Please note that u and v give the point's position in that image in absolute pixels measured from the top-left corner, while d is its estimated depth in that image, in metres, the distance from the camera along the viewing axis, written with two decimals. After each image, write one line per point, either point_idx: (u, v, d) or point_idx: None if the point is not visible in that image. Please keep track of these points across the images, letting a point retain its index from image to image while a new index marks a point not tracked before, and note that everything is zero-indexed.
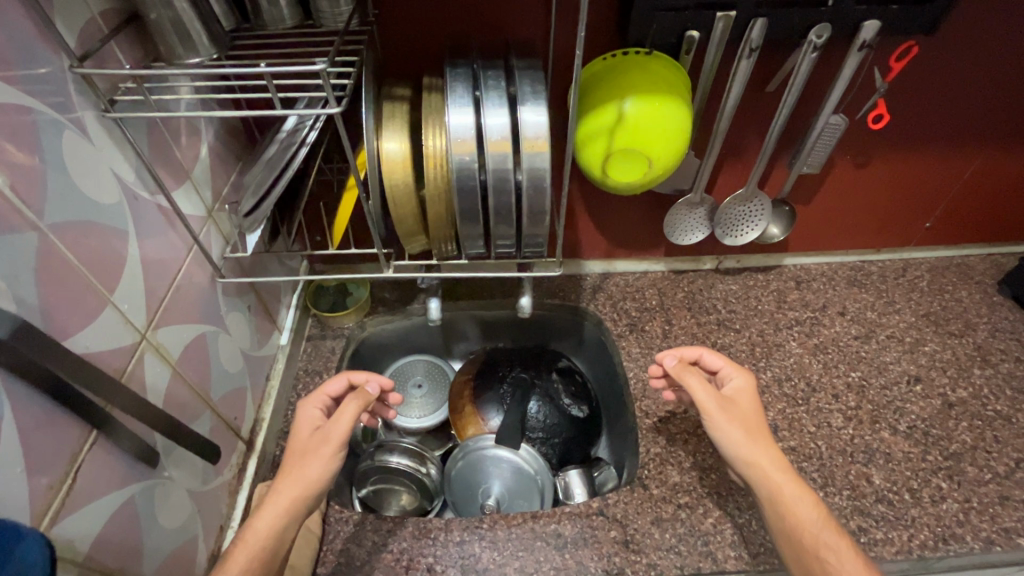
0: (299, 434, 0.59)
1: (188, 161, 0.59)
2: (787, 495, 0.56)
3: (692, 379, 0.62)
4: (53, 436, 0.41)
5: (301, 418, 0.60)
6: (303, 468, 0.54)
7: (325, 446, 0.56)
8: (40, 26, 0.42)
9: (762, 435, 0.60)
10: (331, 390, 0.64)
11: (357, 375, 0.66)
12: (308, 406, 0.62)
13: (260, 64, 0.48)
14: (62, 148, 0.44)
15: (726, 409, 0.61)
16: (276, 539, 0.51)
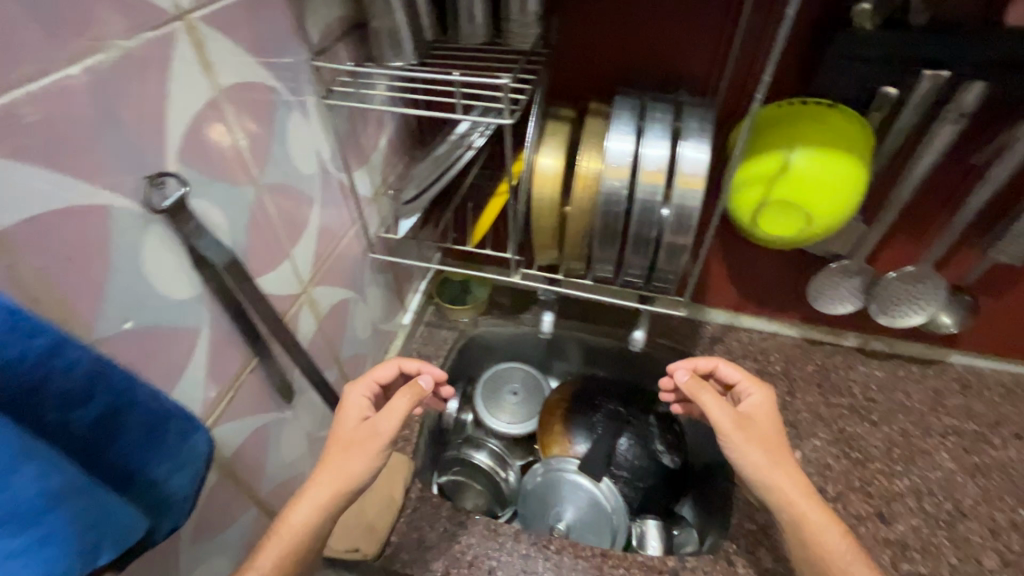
0: (345, 422, 0.57)
1: (370, 149, 0.68)
2: (821, 526, 0.50)
3: (707, 394, 0.56)
4: (230, 356, 0.49)
5: (349, 403, 0.59)
6: (346, 458, 0.53)
7: (371, 437, 0.54)
8: (295, 25, 0.51)
9: (785, 456, 0.53)
10: (380, 377, 0.64)
11: (410, 365, 0.66)
12: (357, 391, 0.61)
13: (453, 73, 0.53)
14: (287, 123, 0.53)
15: (742, 424, 0.54)
16: (309, 533, 0.50)
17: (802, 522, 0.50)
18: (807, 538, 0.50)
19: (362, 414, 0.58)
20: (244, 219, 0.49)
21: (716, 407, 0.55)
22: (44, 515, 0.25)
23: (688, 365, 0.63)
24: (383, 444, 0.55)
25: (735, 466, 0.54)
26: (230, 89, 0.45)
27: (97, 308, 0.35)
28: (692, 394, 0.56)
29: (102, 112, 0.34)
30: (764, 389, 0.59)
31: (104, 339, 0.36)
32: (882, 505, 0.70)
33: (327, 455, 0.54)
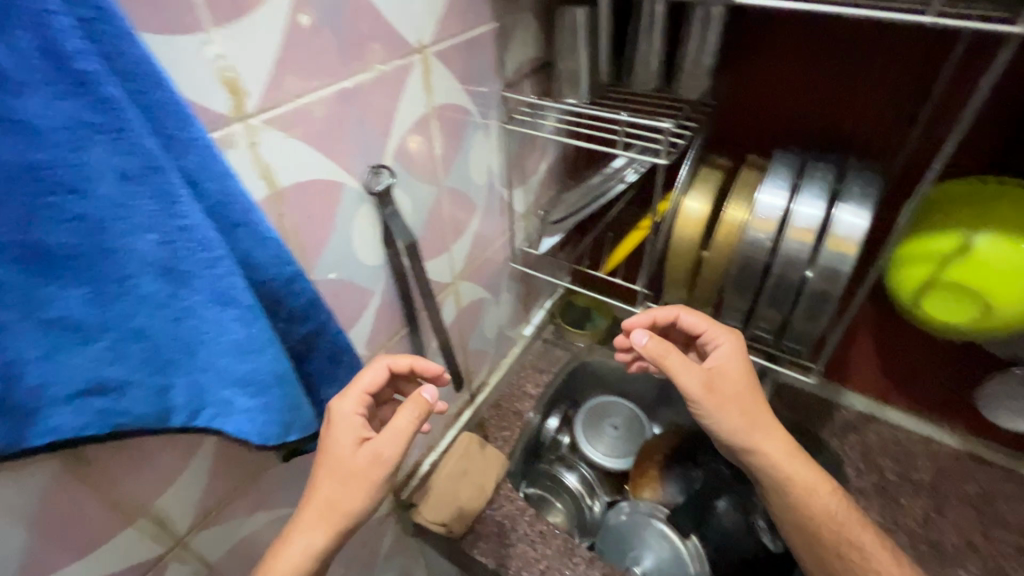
0: (338, 445, 0.44)
1: (532, 172, 0.76)
2: (812, 485, 0.52)
3: (677, 363, 0.54)
4: (389, 321, 0.59)
5: (333, 422, 0.45)
6: (343, 493, 0.43)
7: (371, 467, 0.44)
8: (496, 63, 0.62)
9: (756, 411, 0.54)
10: (370, 385, 0.47)
11: (399, 361, 0.52)
12: (342, 406, 0.45)
13: (620, 114, 0.59)
14: (472, 140, 0.63)
15: (711, 391, 0.53)
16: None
17: (790, 484, 0.52)
18: (795, 499, 0.52)
19: (354, 439, 0.44)
20: (425, 211, 0.59)
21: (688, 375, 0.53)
22: (269, 389, 0.35)
23: (649, 317, 0.60)
24: (387, 474, 0.44)
25: (708, 428, 0.54)
26: (440, 108, 0.55)
27: (318, 256, 0.47)
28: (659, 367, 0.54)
29: (357, 114, 0.45)
30: (726, 331, 0.57)
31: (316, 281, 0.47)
32: None
33: (319, 481, 0.44)
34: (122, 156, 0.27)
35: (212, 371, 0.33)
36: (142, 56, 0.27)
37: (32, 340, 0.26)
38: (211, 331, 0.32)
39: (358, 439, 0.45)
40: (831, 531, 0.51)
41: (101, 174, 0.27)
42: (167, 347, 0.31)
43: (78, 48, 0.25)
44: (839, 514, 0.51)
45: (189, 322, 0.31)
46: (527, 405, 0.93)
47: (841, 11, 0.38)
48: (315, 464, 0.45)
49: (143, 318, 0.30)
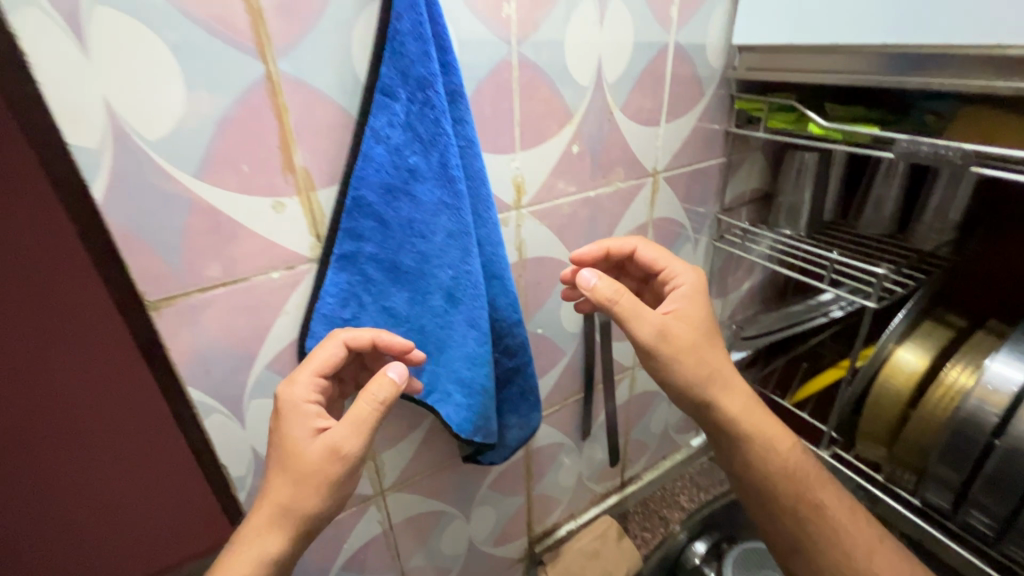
0: (293, 436, 0.41)
1: (733, 287, 0.80)
2: (771, 437, 0.52)
3: (640, 308, 0.47)
4: (570, 382, 0.69)
5: (290, 412, 0.41)
6: (303, 492, 0.40)
7: (328, 461, 0.41)
8: (718, 189, 0.70)
9: (717, 358, 0.50)
10: (323, 366, 0.41)
11: (358, 335, 0.42)
12: (297, 393, 0.41)
13: (834, 252, 0.61)
14: (681, 249, 0.71)
15: (668, 338, 0.48)
16: None
17: (760, 446, 0.51)
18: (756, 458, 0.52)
19: (309, 432, 0.41)
20: None
21: (655, 322, 0.47)
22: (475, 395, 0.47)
23: (603, 250, 0.54)
24: (347, 466, 0.41)
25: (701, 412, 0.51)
26: (658, 219, 0.66)
27: (534, 313, 0.60)
28: (617, 311, 0.47)
29: (592, 216, 0.59)
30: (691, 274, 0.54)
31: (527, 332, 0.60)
32: None
33: (275, 475, 0.41)
34: (453, 226, 0.41)
35: (448, 369, 0.46)
36: (480, 169, 0.42)
37: (366, 318, 0.43)
38: (457, 342, 0.45)
39: (310, 430, 0.41)
40: (790, 482, 0.51)
41: (437, 233, 0.41)
42: (428, 345, 0.46)
43: (454, 162, 0.40)
44: (797, 465, 0.52)
45: (448, 333, 0.45)
46: (676, 516, 0.90)
47: None
48: (272, 460, 0.42)
49: (424, 323, 0.44)
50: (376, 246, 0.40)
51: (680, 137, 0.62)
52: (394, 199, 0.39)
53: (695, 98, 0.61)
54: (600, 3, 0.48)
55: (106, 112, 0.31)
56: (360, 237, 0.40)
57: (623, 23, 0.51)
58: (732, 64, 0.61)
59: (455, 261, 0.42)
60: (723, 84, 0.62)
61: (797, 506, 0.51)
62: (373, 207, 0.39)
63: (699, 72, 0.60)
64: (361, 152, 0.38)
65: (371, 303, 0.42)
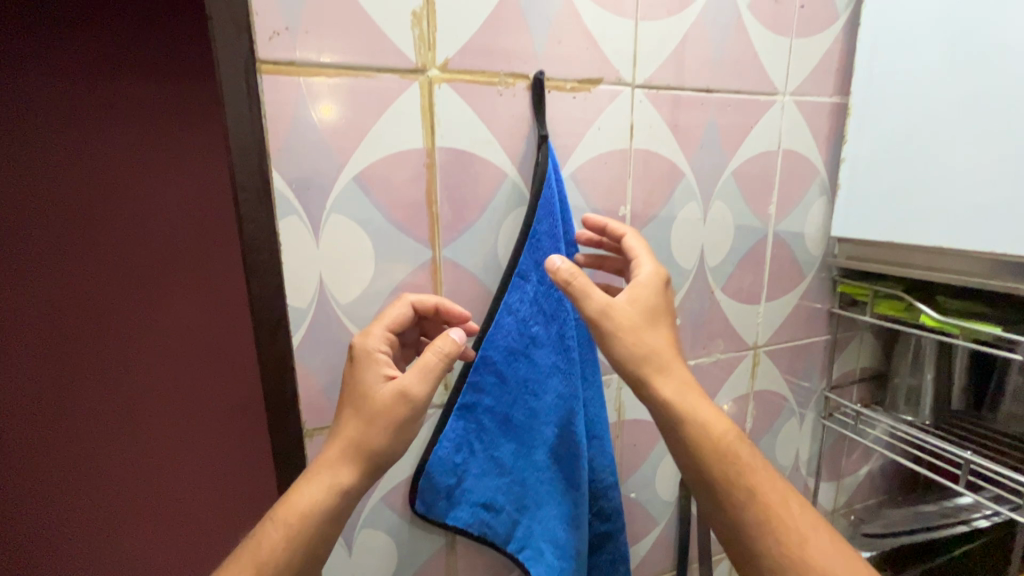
0: (359, 386, 0.39)
1: (847, 470, 0.74)
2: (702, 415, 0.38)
3: (586, 283, 0.39)
4: (660, 555, 0.64)
5: (355, 361, 0.40)
6: (370, 437, 0.37)
7: (389, 402, 0.38)
8: (823, 365, 0.69)
9: (660, 346, 0.39)
10: (394, 322, 0.42)
11: (424, 299, 0.43)
12: (368, 341, 0.40)
13: (967, 450, 0.57)
14: (784, 423, 0.69)
15: (610, 318, 0.38)
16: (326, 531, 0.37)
17: (692, 428, 0.37)
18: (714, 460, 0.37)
19: (381, 372, 0.40)
20: None
21: (597, 299, 0.39)
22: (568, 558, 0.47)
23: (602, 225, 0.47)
24: (414, 413, 0.38)
25: None
26: (760, 391, 0.65)
27: (630, 475, 0.60)
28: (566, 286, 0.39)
29: None
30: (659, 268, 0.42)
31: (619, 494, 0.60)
32: None
33: (344, 420, 0.39)
34: (563, 389, 0.46)
35: (543, 525, 0.48)
36: (590, 339, 0.48)
37: (474, 465, 0.46)
38: (555, 498, 0.48)
39: (378, 375, 0.39)
40: (724, 465, 0.37)
41: (549, 394, 0.46)
42: (526, 498, 0.48)
43: (570, 333, 0.46)
44: (734, 446, 0.37)
45: (547, 488, 0.48)
46: None
47: None
48: (339, 411, 0.39)
49: (527, 476, 0.47)
50: (493, 399, 0.46)
51: (781, 314, 0.64)
52: (515, 360, 0.45)
53: (794, 280, 0.64)
54: (704, 203, 0.56)
55: (319, 283, 0.42)
56: (481, 391, 0.45)
57: (725, 218, 0.57)
58: (832, 252, 0.65)
59: (561, 421, 0.47)
60: (823, 269, 0.65)
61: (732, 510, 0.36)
62: (496, 365, 0.45)
63: (799, 258, 0.64)
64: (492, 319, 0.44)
65: (480, 450, 0.46)
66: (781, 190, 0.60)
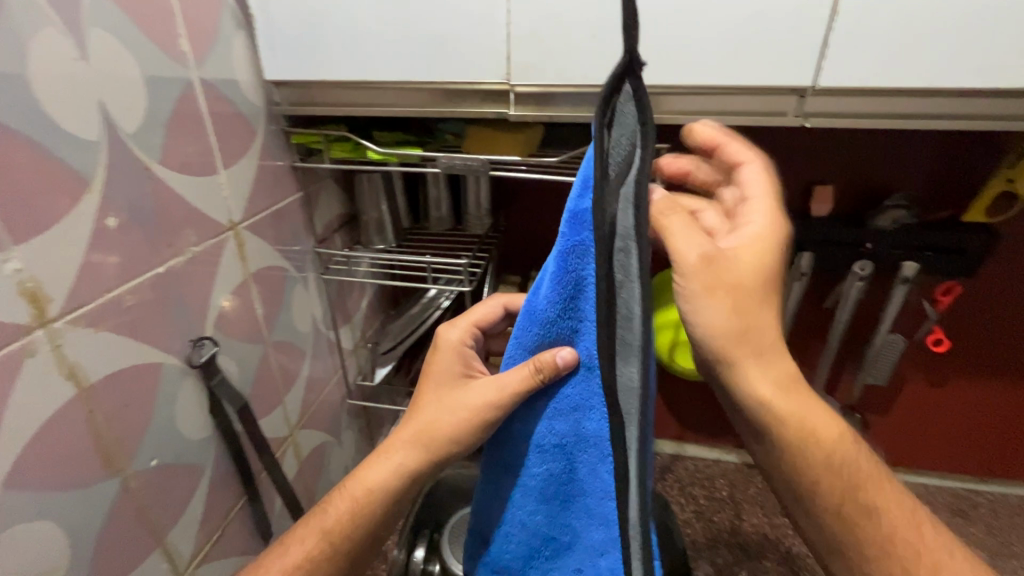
0: (436, 372, 0.50)
1: (352, 309, 0.83)
2: (825, 430, 0.36)
3: (672, 225, 0.31)
4: (221, 493, 0.55)
5: (443, 355, 0.51)
6: (438, 420, 0.46)
7: (460, 411, 0.44)
8: (306, 222, 0.68)
9: (766, 320, 0.33)
10: (481, 318, 0.53)
11: (493, 305, 0.54)
12: (450, 336, 0.52)
13: (425, 255, 0.72)
14: (292, 295, 0.66)
15: (722, 270, 0.32)
16: (379, 499, 0.47)
17: (820, 444, 0.36)
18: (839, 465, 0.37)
19: (460, 370, 0.50)
20: (253, 370, 0.60)
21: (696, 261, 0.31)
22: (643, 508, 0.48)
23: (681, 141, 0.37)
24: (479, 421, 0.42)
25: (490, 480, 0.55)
26: (257, 272, 0.59)
27: (137, 444, 0.44)
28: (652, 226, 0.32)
29: (174, 295, 0.47)
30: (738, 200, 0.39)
31: (136, 472, 0.44)
32: None
33: (421, 403, 0.49)
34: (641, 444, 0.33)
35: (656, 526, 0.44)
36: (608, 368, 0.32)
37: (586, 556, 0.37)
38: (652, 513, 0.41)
39: (457, 374, 0.50)
40: (848, 475, 0.37)
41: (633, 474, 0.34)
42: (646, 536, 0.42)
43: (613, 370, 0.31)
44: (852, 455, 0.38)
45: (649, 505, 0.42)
46: None
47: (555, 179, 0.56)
48: (420, 389, 0.50)
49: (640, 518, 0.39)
50: (556, 459, 0.35)
51: (248, 181, 0.56)
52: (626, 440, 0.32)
53: (246, 136, 0.56)
54: (70, 33, 0.36)
55: None
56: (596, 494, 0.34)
57: (118, 57, 0.40)
58: (273, 99, 0.59)
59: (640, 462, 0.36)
60: (271, 120, 0.59)
61: (858, 529, 0.37)
62: (541, 434, 0.36)
63: (242, 110, 0.55)
64: (520, 324, 0.35)
65: (563, 522, 0.37)
66: (186, 18, 0.46)
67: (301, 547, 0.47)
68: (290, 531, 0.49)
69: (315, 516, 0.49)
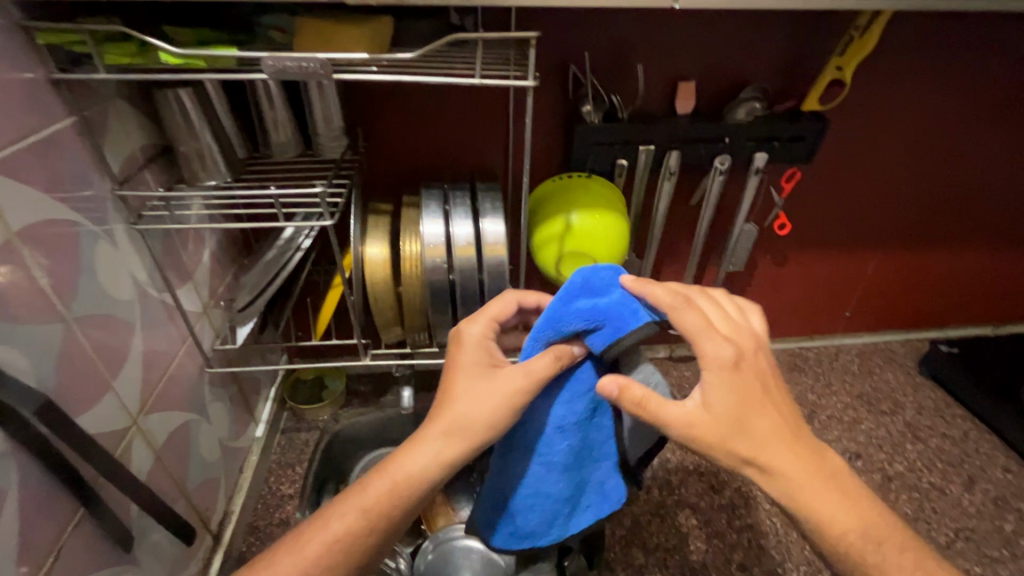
0: (460, 363, 0.53)
1: (191, 264, 0.69)
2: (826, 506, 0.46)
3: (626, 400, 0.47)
4: (43, 514, 0.44)
5: (466, 344, 0.54)
6: (474, 407, 0.49)
7: (501, 402, 0.49)
8: (94, 158, 0.52)
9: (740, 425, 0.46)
10: (496, 312, 0.57)
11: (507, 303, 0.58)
12: (473, 330, 0.55)
13: (269, 188, 0.59)
14: (95, 256, 0.52)
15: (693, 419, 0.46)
16: (417, 481, 0.49)
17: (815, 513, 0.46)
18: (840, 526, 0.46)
19: (486, 359, 0.53)
20: (56, 358, 0.46)
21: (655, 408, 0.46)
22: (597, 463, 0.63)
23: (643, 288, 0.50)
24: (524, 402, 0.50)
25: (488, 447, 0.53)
26: (26, 230, 0.44)
27: None
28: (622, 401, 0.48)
29: None
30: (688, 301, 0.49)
31: None
32: (712, 479, 0.88)
33: (451, 393, 0.51)
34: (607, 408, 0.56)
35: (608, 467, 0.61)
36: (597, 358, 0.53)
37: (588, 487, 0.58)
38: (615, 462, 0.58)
39: (484, 364, 0.53)
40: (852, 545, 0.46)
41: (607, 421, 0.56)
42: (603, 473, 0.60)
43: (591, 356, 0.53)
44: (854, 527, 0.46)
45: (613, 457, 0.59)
46: (290, 506, 0.83)
47: (418, 79, 0.47)
48: (447, 379, 0.52)
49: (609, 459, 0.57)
50: (574, 432, 0.54)
51: None
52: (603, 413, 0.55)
53: None
54: None
55: None
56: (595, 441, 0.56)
57: None
58: None
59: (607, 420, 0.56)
60: None
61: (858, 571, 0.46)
62: (561, 415, 0.53)
63: None
64: (539, 327, 0.52)
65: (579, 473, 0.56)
66: None
67: (341, 522, 0.48)
68: (324, 506, 0.49)
69: (354, 494, 0.49)
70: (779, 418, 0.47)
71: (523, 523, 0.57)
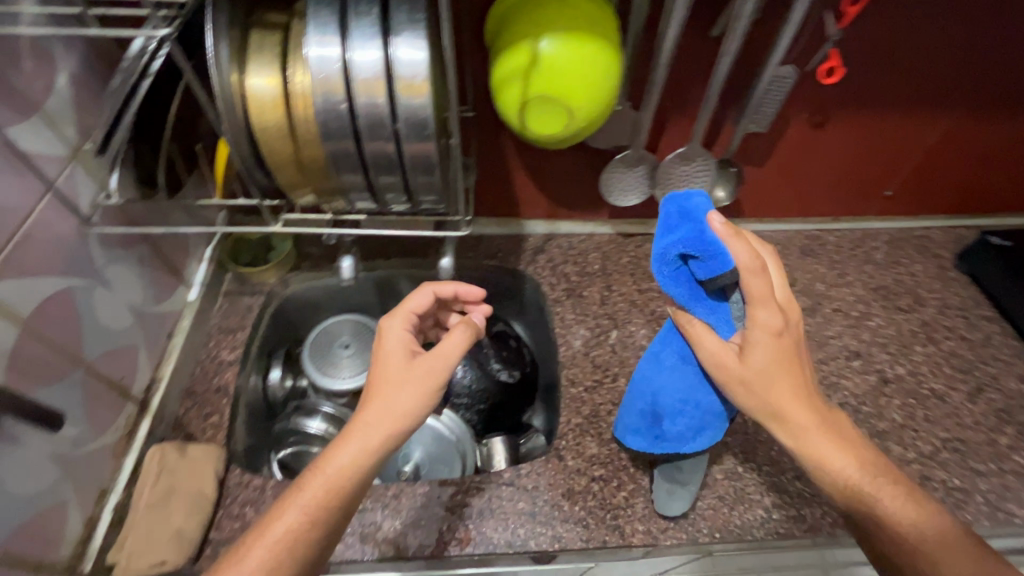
0: (386, 352, 0.52)
1: (37, 93, 0.53)
2: (832, 455, 0.46)
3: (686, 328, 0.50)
4: None
5: (391, 336, 0.53)
6: (397, 398, 0.48)
7: (424, 389, 0.49)
8: None
9: (776, 381, 0.47)
10: (416, 305, 0.57)
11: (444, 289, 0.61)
12: (396, 323, 0.55)
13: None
14: None
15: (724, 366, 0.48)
16: (358, 474, 0.46)
17: (823, 467, 0.46)
18: (844, 482, 0.45)
19: (407, 349, 0.53)
20: None
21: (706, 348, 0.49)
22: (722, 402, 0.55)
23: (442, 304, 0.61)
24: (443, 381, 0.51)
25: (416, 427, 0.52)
26: None
27: None
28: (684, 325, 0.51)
29: None
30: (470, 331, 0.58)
31: None
32: None
33: (380, 384, 0.50)
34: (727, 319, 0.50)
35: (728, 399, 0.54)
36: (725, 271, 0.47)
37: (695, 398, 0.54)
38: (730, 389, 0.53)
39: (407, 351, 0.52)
40: (852, 497, 0.45)
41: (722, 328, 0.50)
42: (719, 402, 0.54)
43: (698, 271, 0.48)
44: (861, 481, 0.45)
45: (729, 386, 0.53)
46: (229, 374, 0.77)
47: None
48: (371, 377, 0.51)
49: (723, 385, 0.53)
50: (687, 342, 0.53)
51: None
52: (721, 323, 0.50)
53: None
54: None
55: None
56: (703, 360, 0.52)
57: None
58: None
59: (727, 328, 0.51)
60: None
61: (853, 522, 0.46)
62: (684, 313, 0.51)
63: None
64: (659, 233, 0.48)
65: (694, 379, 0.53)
66: None
67: (283, 520, 0.44)
68: (268, 511, 0.45)
69: (292, 491, 0.46)
70: (799, 373, 0.47)
71: (667, 427, 0.57)
